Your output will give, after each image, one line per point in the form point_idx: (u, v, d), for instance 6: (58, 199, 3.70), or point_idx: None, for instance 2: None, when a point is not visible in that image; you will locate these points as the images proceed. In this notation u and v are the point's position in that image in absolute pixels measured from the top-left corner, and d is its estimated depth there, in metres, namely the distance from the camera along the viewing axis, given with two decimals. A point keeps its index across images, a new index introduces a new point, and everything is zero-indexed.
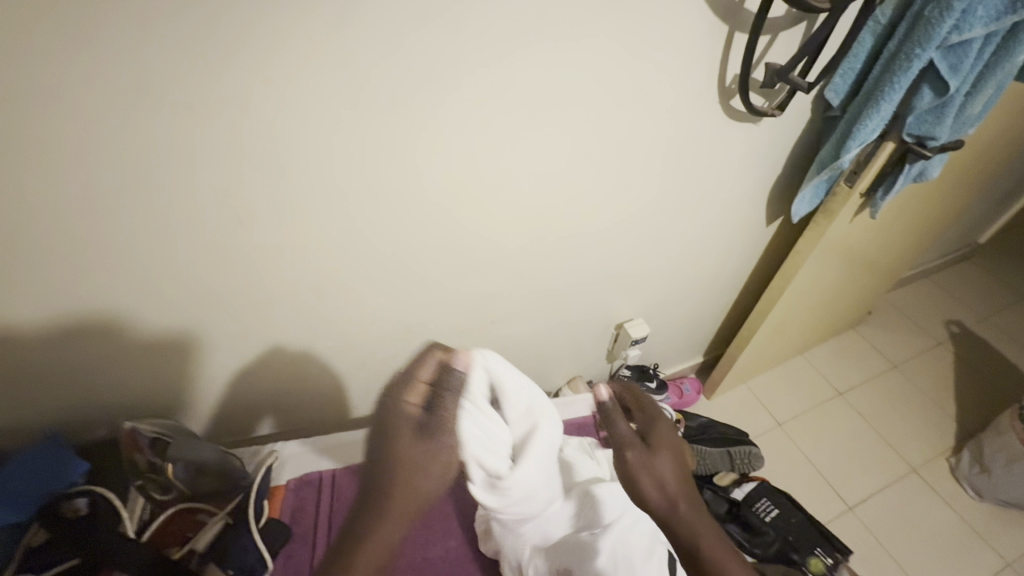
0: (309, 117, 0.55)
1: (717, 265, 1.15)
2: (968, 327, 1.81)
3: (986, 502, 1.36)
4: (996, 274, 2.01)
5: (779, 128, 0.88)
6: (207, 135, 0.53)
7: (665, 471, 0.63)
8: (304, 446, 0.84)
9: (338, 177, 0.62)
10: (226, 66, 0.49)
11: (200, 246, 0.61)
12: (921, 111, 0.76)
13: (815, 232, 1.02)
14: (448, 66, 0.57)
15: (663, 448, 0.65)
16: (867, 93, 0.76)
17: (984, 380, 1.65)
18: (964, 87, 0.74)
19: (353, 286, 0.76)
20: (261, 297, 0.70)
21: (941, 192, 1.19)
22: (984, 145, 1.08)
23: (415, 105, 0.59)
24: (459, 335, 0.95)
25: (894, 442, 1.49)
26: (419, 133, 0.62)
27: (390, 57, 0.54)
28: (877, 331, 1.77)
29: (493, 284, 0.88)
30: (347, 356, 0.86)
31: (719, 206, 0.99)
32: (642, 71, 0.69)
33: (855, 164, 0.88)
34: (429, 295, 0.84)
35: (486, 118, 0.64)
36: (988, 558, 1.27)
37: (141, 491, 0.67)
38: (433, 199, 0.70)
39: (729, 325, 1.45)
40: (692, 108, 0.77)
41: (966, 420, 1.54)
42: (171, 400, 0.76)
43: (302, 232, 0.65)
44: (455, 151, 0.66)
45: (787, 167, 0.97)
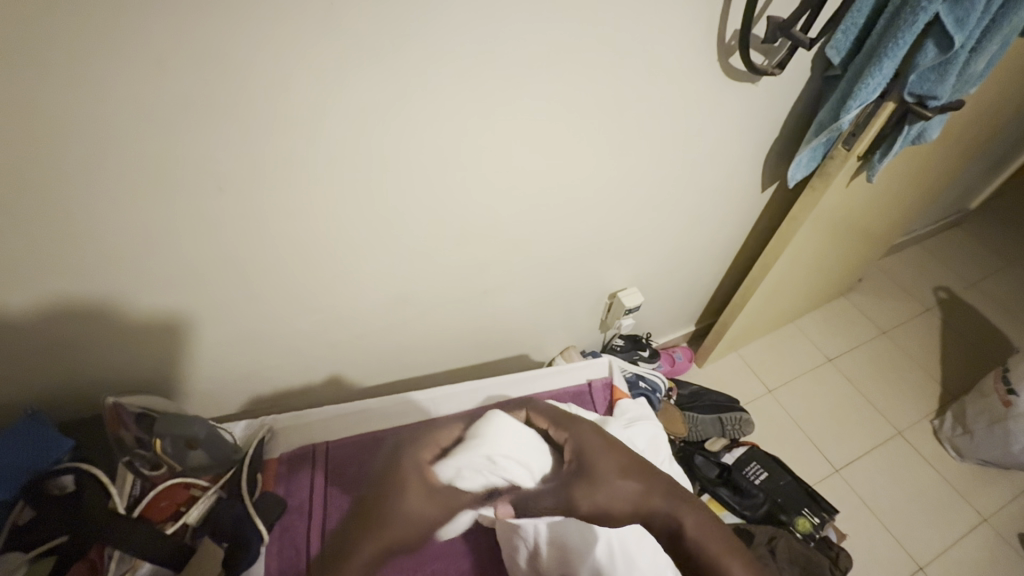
0: (291, 78, 0.52)
1: (710, 233, 1.14)
2: (955, 293, 1.83)
3: (967, 462, 1.40)
4: (983, 241, 2.03)
5: (778, 88, 0.85)
6: (181, 94, 0.48)
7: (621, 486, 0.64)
8: (297, 420, 0.83)
9: (322, 142, 0.58)
10: (198, 19, 0.45)
11: (176, 219, 0.58)
12: (924, 69, 0.74)
13: (812, 196, 1.00)
14: (436, 19, 0.54)
15: (599, 458, 0.65)
16: (869, 50, 0.74)
17: (969, 344, 1.68)
18: (970, 43, 0.71)
19: (342, 257, 0.73)
20: (247, 270, 0.68)
21: (937, 156, 1.17)
22: (983, 106, 1.06)
23: (399, 60, 0.55)
24: (451, 306, 0.93)
25: (881, 406, 1.52)
26: (403, 93, 0.58)
27: (375, 10, 0.50)
28: (866, 297, 1.79)
29: (484, 254, 0.86)
30: (336, 330, 0.85)
31: (715, 171, 0.97)
32: (641, 26, 0.65)
33: (854, 126, 0.86)
34: (419, 265, 0.82)
35: (476, 79, 0.61)
36: (967, 514, 1.32)
37: (130, 467, 0.65)
38: (423, 165, 0.67)
39: (720, 293, 1.45)
40: (690, 67, 0.74)
41: (950, 384, 1.57)
42: (157, 377, 0.74)
43: (286, 201, 0.62)
44: (445, 115, 0.63)
45: (784, 130, 0.95)
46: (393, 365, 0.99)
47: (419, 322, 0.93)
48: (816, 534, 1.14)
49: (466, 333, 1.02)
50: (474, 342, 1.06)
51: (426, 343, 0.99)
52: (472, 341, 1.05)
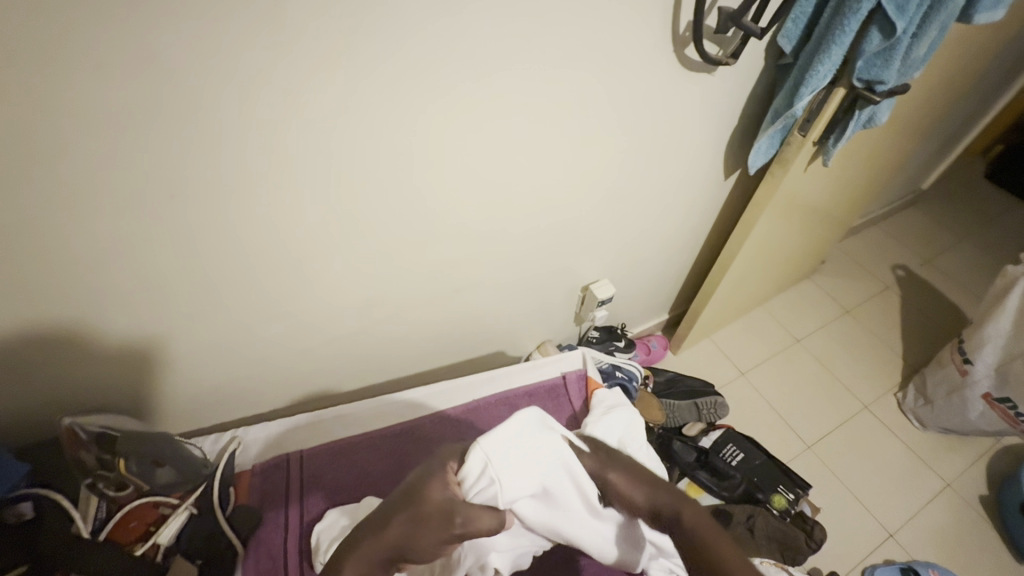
0: (243, 81, 0.50)
1: (679, 221, 1.16)
2: (912, 270, 1.91)
3: (929, 431, 1.47)
4: (935, 219, 2.11)
5: (736, 76, 0.87)
6: (124, 99, 0.46)
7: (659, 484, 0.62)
8: (268, 431, 0.82)
9: (277, 147, 0.57)
10: (137, 21, 0.43)
11: (127, 233, 0.55)
12: (870, 55, 0.77)
13: (772, 182, 1.03)
14: (388, 17, 0.52)
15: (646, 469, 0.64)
16: (818, 37, 0.76)
17: (926, 318, 1.76)
18: (911, 29, 0.74)
19: (307, 264, 0.72)
20: (209, 282, 0.66)
21: (888, 138, 1.22)
22: (928, 88, 1.11)
23: (353, 60, 0.54)
24: (425, 306, 0.93)
25: (848, 382, 1.57)
26: (360, 93, 0.57)
27: (324, 9, 0.49)
28: (830, 278, 1.85)
29: (454, 253, 0.86)
30: (305, 337, 0.83)
31: (679, 160, 0.98)
32: (597, 18, 0.65)
33: (808, 112, 0.89)
34: (388, 267, 0.81)
35: (436, 75, 0.60)
36: (932, 481, 1.38)
37: (93, 489, 0.63)
38: (387, 164, 0.66)
39: (691, 280, 1.47)
40: (648, 58, 0.75)
41: (910, 357, 1.64)
42: (120, 396, 0.71)
43: (245, 209, 0.60)
44: (407, 114, 0.62)
45: (743, 118, 0.97)
46: (367, 369, 0.98)
47: (392, 323, 0.92)
48: (791, 510, 1.17)
49: (441, 333, 1.02)
50: (450, 342, 1.06)
51: (402, 344, 0.98)
52: (447, 340, 1.05)
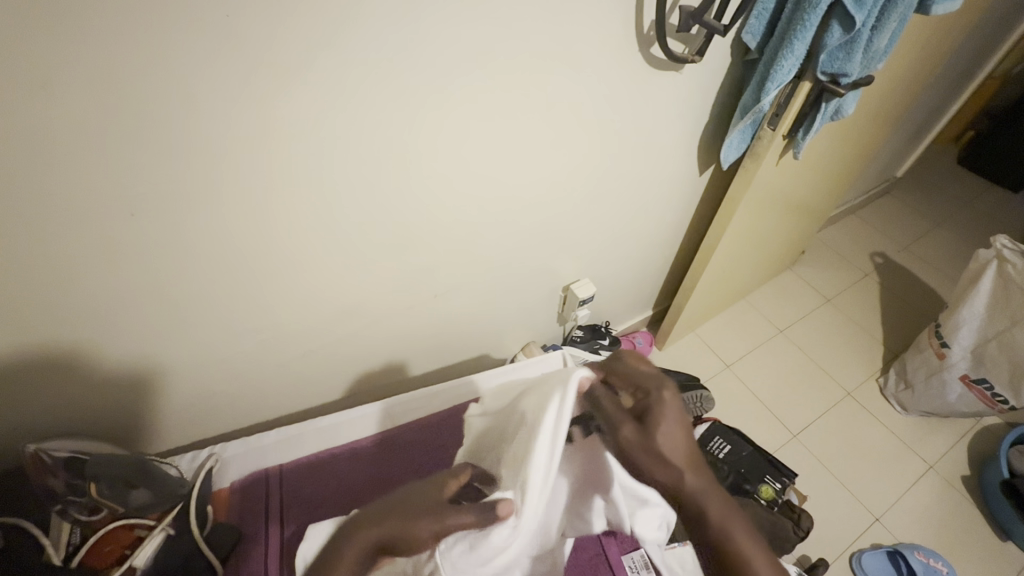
0: (199, 95, 0.49)
1: (657, 218, 1.17)
2: (890, 257, 1.94)
3: (911, 415, 1.49)
4: (910, 206, 2.15)
5: (706, 72, 0.87)
6: (75, 117, 0.45)
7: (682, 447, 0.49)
8: (245, 445, 0.82)
9: (241, 162, 0.56)
10: (86, 38, 0.41)
11: (88, 254, 0.54)
12: (832, 48, 0.78)
13: (745, 176, 1.04)
14: (347, 26, 0.51)
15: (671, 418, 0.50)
16: (781, 33, 0.77)
17: (905, 303, 1.79)
18: (870, 22, 0.75)
19: (280, 277, 0.71)
20: (178, 301, 0.64)
21: (858, 129, 1.24)
22: (893, 78, 1.13)
23: (314, 72, 0.53)
24: (405, 314, 0.92)
25: (831, 370, 1.59)
26: (324, 105, 0.56)
27: (281, 21, 0.48)
28: (810, 269, 1.87)
29: (431, 260, 0.85)
30: (282, 351, 0.82)
31: (652, 158, 0.99)
32: (560, 19, 0.65)
33: (777, 106, 0.90)
34: (364, 278, 0.80)
35: (402, 84, 0.59)
36: (915, 464, 1.40)
37: (64, 516, 0.61)
38: (357, 174, 0.65)
39: (673, 276, 1.48)
40: (615, 58, 0.75)
41: (890, 343, 1.67)
42: (94, 419, 0.70)
43: (212, 225, 0.59)
44: (373, 123, 0.61)
45: (714, 114, 0.98)
46: (349, 379, 0.97)
47: (372, 333, 0.91)
48: (778, 499, 1.19)
49: (422, 340, 1.01)
50: (432, 348, 1.05)
51: (384, 353, 0.97)
52: (429, 346, 1.04)
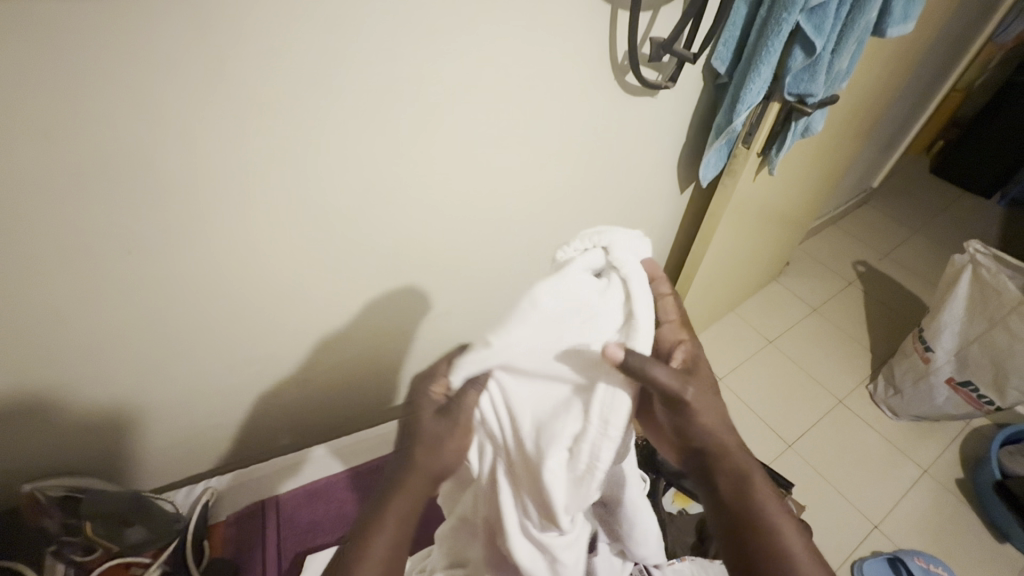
0: (191, 135, 0.51)
1: (641, 235, 1.20)
2: (871, 265, 1.99)
3: (902, 420, 1.51)
4: (888, 215, 2.21)
5: (679, 96, 0.91)
6: (70, 162, 0.47)
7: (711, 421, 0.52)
8: (241, 476, 0.84)
9: (234, 196, 0.58)
10: (83, 87, 0.44)
11: (81, 291, 0.55)
12: (796, 71, 0.82)
13: (724, 192, 1.07)
14: (335, 64, 0.54)
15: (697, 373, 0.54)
16: (748, 58, 0.81)
17: (890, 311, 1.82)
18: (830, 46, 0.80)
19: (273, 308, 0.72)
20: (171, 335, 0.65)
21: (830, 144, 1.29)
22: (859, 95, 1.18)
23: (305, 109, 0.55)
24: (397, 340, 0.93)
25: (822, 379, 1.61)
26: (314, 141, 0.58)
27: (271, 64, 0.50)
28: (796, 280, 1.91)
29: (423, 285, 0.87)
30: (277, 383, 0.82)
31: (635, 175, 1.02)
32: (539, 50, 0.68)
33: (749, 126, 0.94)
34: (357, 305, 0.81)
35: (387, 117, 0.62)
36: (909, 469, 1.41)
37: (58, 557, 0.61)
38: (344, 205, 0.67)
39: (660, 291, 1.51)
40: (591, 86, 0.78)
41: (877, 350, 1.70)
42: (86, 457, 0.70)
43: (204, 257, 0.60)
44: (358, 156, 0.63)
45: (690, 135, 1.02)
46: (343, 408, 0.97)
47: (366, 361, 0.92)
48: None
49: (415, 366, 1.02)
50: None
51: (377, 381, 0.98)
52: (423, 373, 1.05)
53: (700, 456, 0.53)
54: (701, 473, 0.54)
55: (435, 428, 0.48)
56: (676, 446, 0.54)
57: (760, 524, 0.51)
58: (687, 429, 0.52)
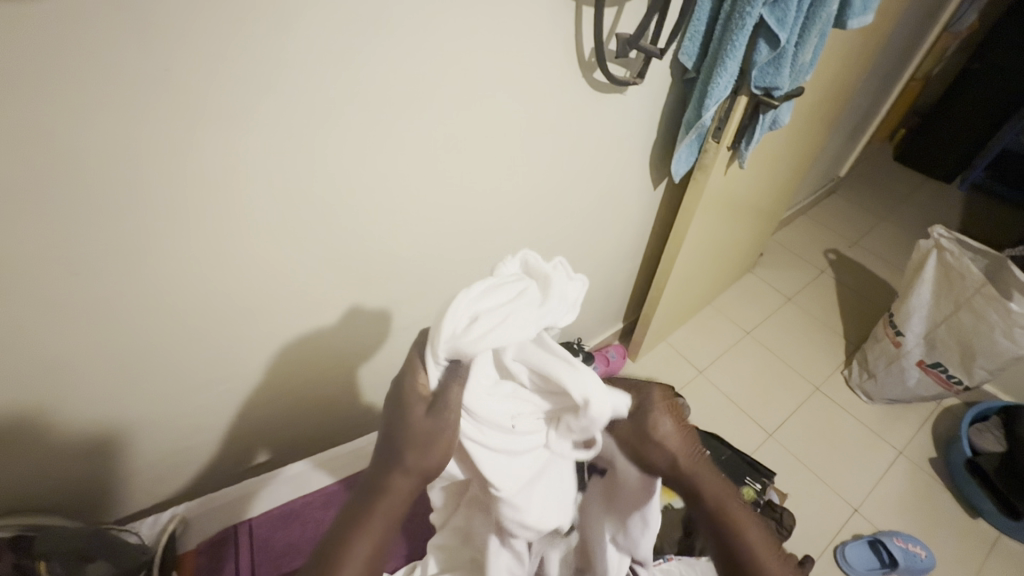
0: (134, 148, 0.47)
1: (617, 233, 1.20)
2: (841, 253, 2.03)
3: (876, 403, 1.55)
4: (855, 203, 2.26)
5: (648, 92, 0.91)
6: (5, 184, 0.44)
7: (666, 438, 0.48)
8: (209, 501, 0.79)
9: (188, 211, 0.54)
10: (11, 106, 0.40)
11: (22, 317, 0.51)
12: (761, 64, 0.82)
13: (696, 187, 1.08)
14: (288, 70, 0.51)
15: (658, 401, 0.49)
16: (714, 52, 0.81)
17: (860, 297, 1.86)
18: (793, 39, 0.80)
19: (238, 324, 0.69)
20: (128, 357, 0.62)
21: (796, 136, 1.30)
22: (823, 86, 1.20)
23: (259, 117, 0.53)
24: (373, 350, 0.90)
25: (798, 367, 1.64)
26: (270, 150, 0.56)
27: (219, 71, 0.48)
28: (770, 270, 1.94)
29: (396, 293, 0.85)
30: (245, 401, 0.79)
31: (609, 173, 1.01)
32: (504, 50, 0.67)
33: (718, 120, 0.94)
34: (328, 316, 0.78)
35: (348, 123, 0.59)
36: (885, 451, 1.45)
37: None
38: (309, 215, 0.64)
39: (638, 286, 1.51)
40: (558, 85, 0.77)
41: (850, 336, 1.74)
42: (43, 492, 0.66)
43: (160, 274, 0.57)
44: (322, 162, 0.60)
45: (660, 131, 1.02)
46: (319, 422, 0.95)
47: (340, 373, 0.89)
48: (760, 499, 1.19)
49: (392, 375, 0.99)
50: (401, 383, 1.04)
51: (353, 391, 0.95)
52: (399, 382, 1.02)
53: (676, 478, 0.48)
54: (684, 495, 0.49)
55: (423, 423, 0.43)
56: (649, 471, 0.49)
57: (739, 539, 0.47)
58: (651, 441, 0.48)
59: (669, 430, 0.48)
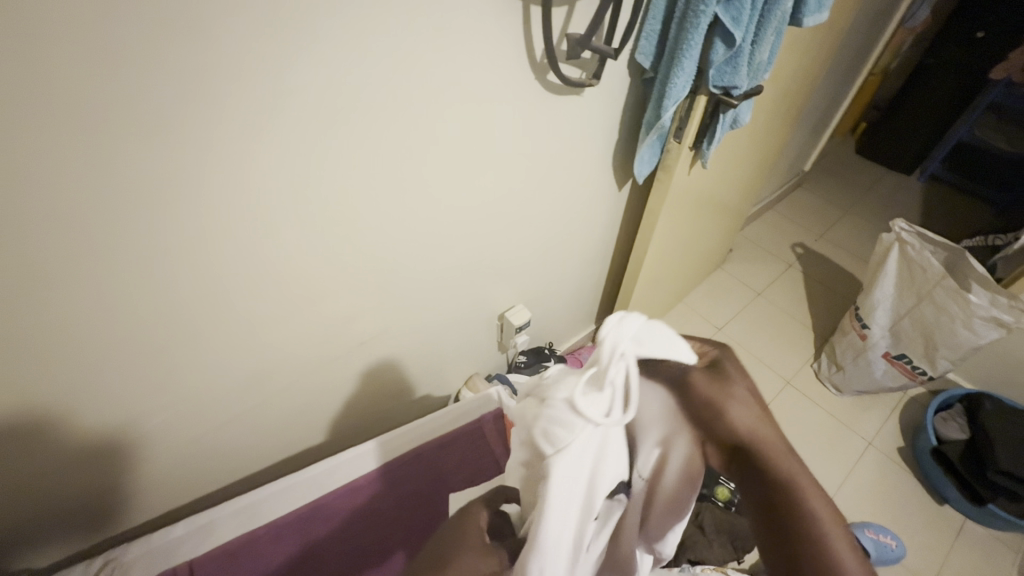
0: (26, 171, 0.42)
1: (582, 237, 1.17)
2: (809, 247, 2.06)
3: (845, 395, 1.57)
4: (820, 197, 2.30)
5: (607, 93, 0.88)
6: None
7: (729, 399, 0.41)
8: (150, 541, 0.73)
9: (99, 236, 0.49)
10: None
11: None
12: (719, 63, 0.81)
13: (661, 188, 1.06)
14: (204, 81, 0.47)
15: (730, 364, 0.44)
16: (671, 52, 0.79)
17: (827, 289, 1.89)
18: (749, 37, 0.78)
19: (173, 353, 0.64)
20: (44, 395, 0.56)
21: (759, 133, 1.30)
22: (784, 83, 1.19)
23: (174, 132, 0.48)
24: (327, 369, 0.85)
25: (770, 362, 1.65)
26: (192, 168, 0.51)
27: (121, 83, 0.43)
28: (740, 266, 1.95)
29: (351, 310, 0.81)
30: (188, 432, 0.74)
31: (572, 176, 0.99)
32: (451, 54, 0.63)
33: (679, 120, 0.93)
34: (276, 337, 0.74)
35: (280, 136, 0.55)
36: (855, 442, 1.47)
37: None
38: (245, 234, 0.60)
39: (608, 289, 1.49)
40: (512, 88, 0.74)
41: (818, 329, 1.76)
42: None
43: (74, 306, 0.52)
44: (255, 178, 0.56)
45: (623, 132, 1.00)
46: (277, 445, 0.90)
47: (295, 395, 0.84)
48: None
49: (353, 393, 0.95)
50: (364, 400, 0.99)
51: (312, 411, 0.90)
52: (361, 399, 0.98)
53: (743, 451, 0.40)
54: (741, 477, 0.40)
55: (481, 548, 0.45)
56: (713, 445, 0.42)
57: (821, 550, 0.36)
58: (712, 414, 0.41)
59: (740, 398, 0.41)
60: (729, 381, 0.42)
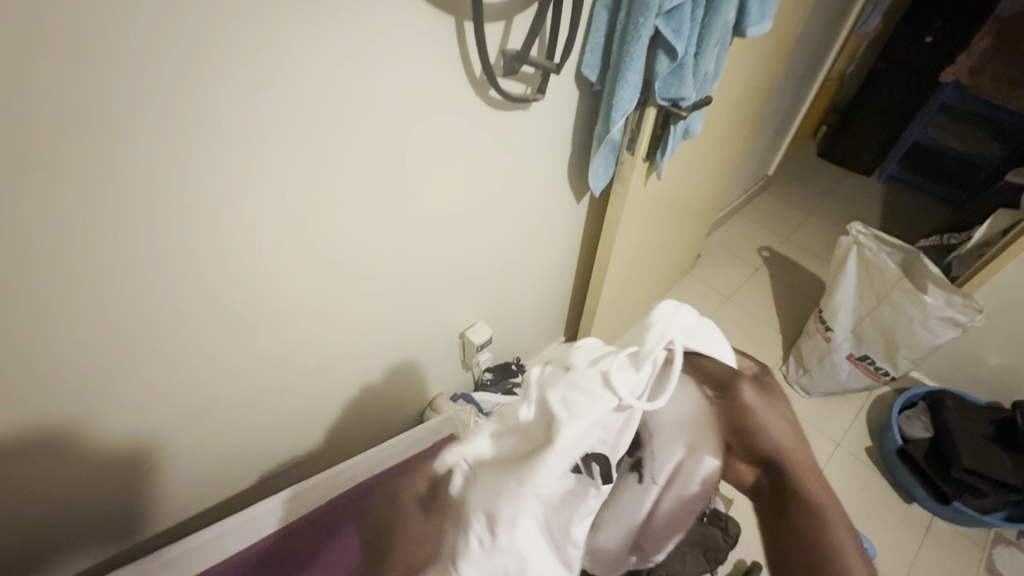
0: None
1: (543, 251, 1.15)
2: (774, 250, 2.08)
3: (813, 397, 1.58)
4: (784, 200, 2.34)
5: (556, 107, 0.87)
6: None
7: (784, 424, 0.43)
8: None
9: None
10: None
11: None
12: (664, 75, 0.80)
13: (618, 200, 1.05)
14: (97, 111, 0.43)
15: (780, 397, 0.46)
16: (616, 65, 0.78)
17: (793, 292, 1.91)
18: (692, 49, 0.78)
19: (90, 401, 0.59)
20: None
21: (717, 142, 1.31)
22: (737, 92, 1.20)
23: (68, 166, 0.44)
24: (273, 402, 0.81)
25: None
26: (91, 204, 0.47)
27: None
28: (708, 271, 1.96)
29: (296, 341, 0.77)
30: (118, 482, 0.68)
31: (527, 191, 0.97)
32: (382, 74, 0.60)
33: (631, 132, 0.92)
34: (211, 374, 0.69)
35: (195, 164, 0.51)
36: (824, 445, 1.47)
37: None
38: (162, 269, 0.55)
39: (574, 300, 1.47)
40: (454, 107, 0.71)
41: (786, 331, 1.77)
42: None
43: None
44: (168, 211, 0.52)
45: (577, 145, 0.98)
46: (223, 486, 0.85)
47: (238, 433, 0.80)
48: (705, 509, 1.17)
49: (305, 425, 0.91)
50: (320, 431, 0.95)
51: (260, 447, 0.85)
52: (315, 430, 0.94)
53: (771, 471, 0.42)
54: (771, 501, 0.42)
55: None
56: (747, 461, 0.44)
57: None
58: (753, 432, 0.43)
59: (792, 429, 0.43)
60: (784, 410, 0.44)
